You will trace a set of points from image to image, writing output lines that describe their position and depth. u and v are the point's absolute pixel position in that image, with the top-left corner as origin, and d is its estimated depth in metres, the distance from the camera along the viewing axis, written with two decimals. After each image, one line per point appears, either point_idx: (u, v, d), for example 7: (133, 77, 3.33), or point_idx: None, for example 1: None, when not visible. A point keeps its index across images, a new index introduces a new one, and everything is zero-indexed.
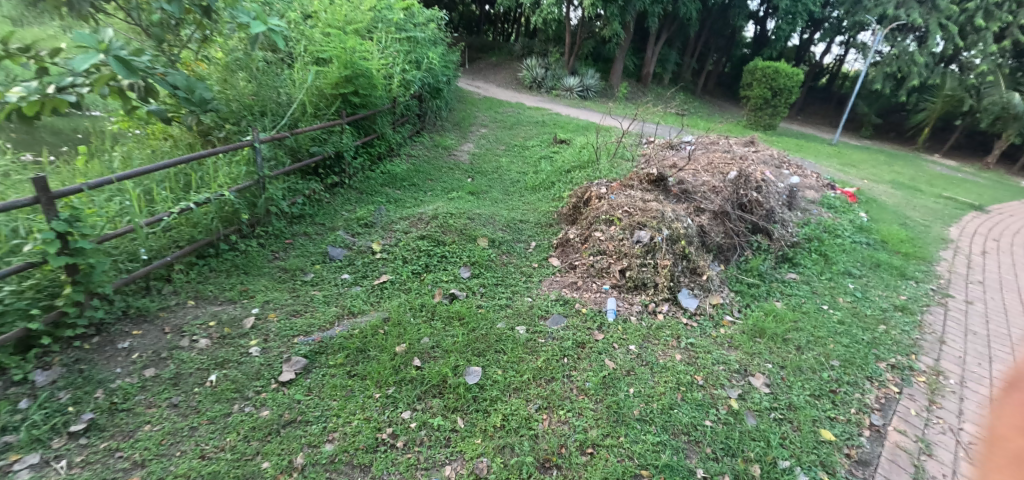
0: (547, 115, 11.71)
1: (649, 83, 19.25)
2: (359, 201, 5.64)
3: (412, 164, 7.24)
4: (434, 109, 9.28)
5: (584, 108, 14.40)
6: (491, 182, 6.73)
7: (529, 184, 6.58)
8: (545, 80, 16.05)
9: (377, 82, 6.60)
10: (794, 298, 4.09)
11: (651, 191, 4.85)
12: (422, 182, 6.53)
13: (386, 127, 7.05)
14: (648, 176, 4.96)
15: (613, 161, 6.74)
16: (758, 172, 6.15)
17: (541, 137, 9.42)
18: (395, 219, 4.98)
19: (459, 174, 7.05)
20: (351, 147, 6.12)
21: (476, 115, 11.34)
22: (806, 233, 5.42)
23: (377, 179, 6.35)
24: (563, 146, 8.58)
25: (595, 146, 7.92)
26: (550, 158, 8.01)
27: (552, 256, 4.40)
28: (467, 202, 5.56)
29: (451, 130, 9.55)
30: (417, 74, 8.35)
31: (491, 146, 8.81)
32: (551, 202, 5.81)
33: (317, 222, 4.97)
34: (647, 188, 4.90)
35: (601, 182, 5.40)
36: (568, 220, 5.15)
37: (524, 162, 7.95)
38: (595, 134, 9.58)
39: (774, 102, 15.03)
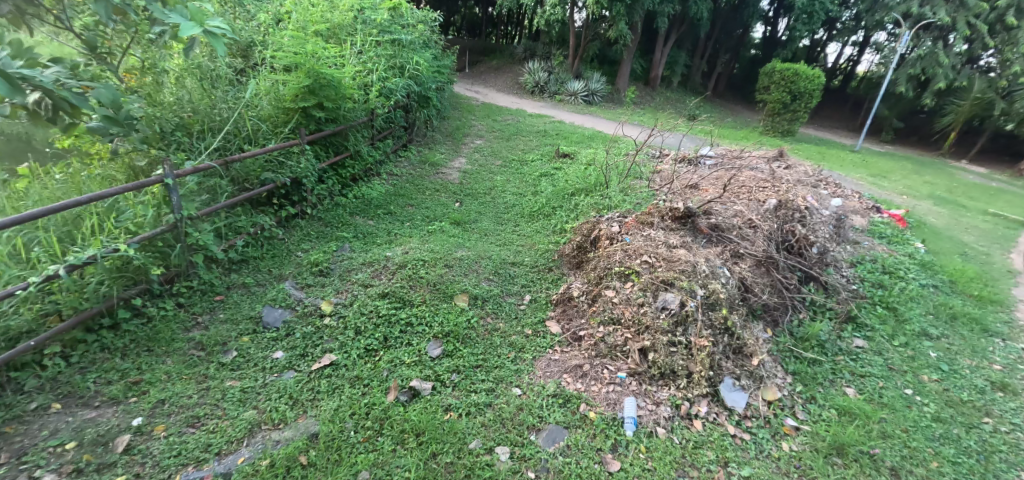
0: (550, 124, 10.76)
1: (657, 86, 18.25)
2: (321, 237, 4.71)
3: (392, 185, 6.31)
4: (422, 120, 8.35)
5: (590, 114, 13.42)
6: (480, 209, 5.77)
7: (526, 211, 5.61)
8: (548, 84, 15.09)
9: (349, 93, 5.66)
10: (867, 382, 3.12)
11: (675, 230, 3.87)
12: (399, 209, 5.58)
13: (361, 143, 6.12)
14: (671, 211, 3.97)
15: (624, 183, 5.77)
16: (798, 198, 5.15)
17: (542, 150, 8.45)
18: (357, 265, 4.03)
19: (445, 197, 6.10)
20: (316, 170, 5.19)
21: (472, 124, 10.39)
22: (864, 276, 4.41)
23: (347, 207, 5.42)
24: (567, 162, 7.61)
25: (603, 162, 6.94)
26: (551, 176, 7.03)
27: (550, 319, 3.44)
28: (448, 239, 4.59)
29: (442, 142, 8.62)
30: (402, 82, 7.42)
31: (485, 161, 7.85)
32: (552, 236, 4.85)
33: (263, 269, 4.05)
34: (670, 226, 3.92)
35: (612, 215, 4.42)
36: (571, 264, 4.18)
37: (521, 180, 6.98)
38: (601, 146, 8.61)
39: (795, 107, 13.98)
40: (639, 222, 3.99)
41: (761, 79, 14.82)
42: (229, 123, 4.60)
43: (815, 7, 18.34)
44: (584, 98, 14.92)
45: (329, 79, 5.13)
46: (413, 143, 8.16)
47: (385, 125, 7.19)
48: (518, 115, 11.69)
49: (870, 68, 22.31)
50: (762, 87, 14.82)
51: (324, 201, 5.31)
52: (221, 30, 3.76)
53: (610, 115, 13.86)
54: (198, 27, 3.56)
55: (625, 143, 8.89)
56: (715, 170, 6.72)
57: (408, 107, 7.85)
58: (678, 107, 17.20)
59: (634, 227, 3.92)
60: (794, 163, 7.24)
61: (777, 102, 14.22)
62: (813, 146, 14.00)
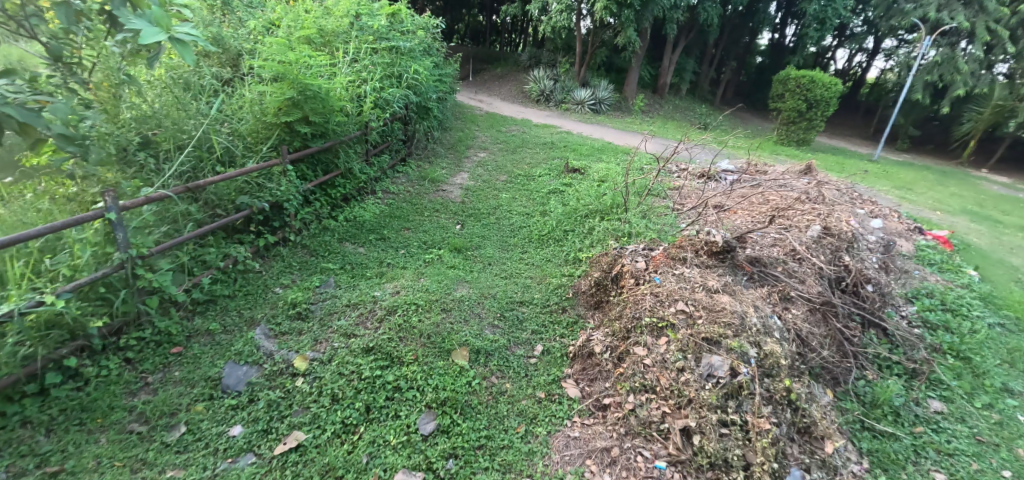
0: (556, 135, 10.23)
1: (665, 94, 17.71)
2: (304, 269, 4.18)
3: (388, 205, 5.77)
4: (422, 132, 7.83)
5: (598, 124, 12.90)
6: (483, 233, 5.20)
7: (534, 236, 5.05)
8: (554, 93, 14.61)
9: (338, 105, 5.13)
10: (957, 463, 2.53)
11: (712, 268, 3.30)
12: (393, 233, 5.03)
13: (354, 160, 5.59)
14: (707, 244, 3.41)
15: (643, 203, 5.21)
16: (842, 222, 4.56)
17: (550, 164, 7.90)
18: (339, 306, 3.47)
19: (445, 218, 5.55)
20: (301, 191, 4.66)
21: (475, 136, 9.88)
22: (926, 315, 3.82)
23: (336, 232, 4.88)
24: (577, 177, 7.04)
25: (618, 179, 6.37)
26: (561, 193, 6.47)
27: (567, 378, 2.88)
28: (445, 273, 4.03)
29: (444, 156, 8.09)
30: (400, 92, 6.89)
31: (489, 176, 7.30)
32: (564, 267, 4.29)
33: (232, 312, 3.52)
34: (706, 262, 3.35)
35: (635, 247, 3.87)
36: (590, 304, 3.62)
37: (526, 198, 6.43)
38: (613, 159, 8.05)
39: (809, 114, 13.29)
40: (669, 257, 3.42)
41: (774, 86, 14.20)
42: (201, 140, 4.08)
43: (828, 13, 17.79)
44: (591, 107, 14.41)
45: (316, 90, 4.59)
46: (412, 157, 7.63)
47: (381, 139, 6.66)
48: (523, 125, 11.18)
49: (883, 74, 21.71)
50: (776, 94, 14.23)
51: (310, 226, 4.77)
52: (191, 37, 3.24)
53: (618, 124, 13.33)
54: (163, 33, 3.04)
55: (638, 156, 8.33)
56: (741, 188, 6.14)
57: (407, 118, 7.32)
58: (688, 116, 16.65)
59: (664, 263, 3.36)
60: (825, 178, 6.65)
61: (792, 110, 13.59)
62: (830, 156, 13.40)
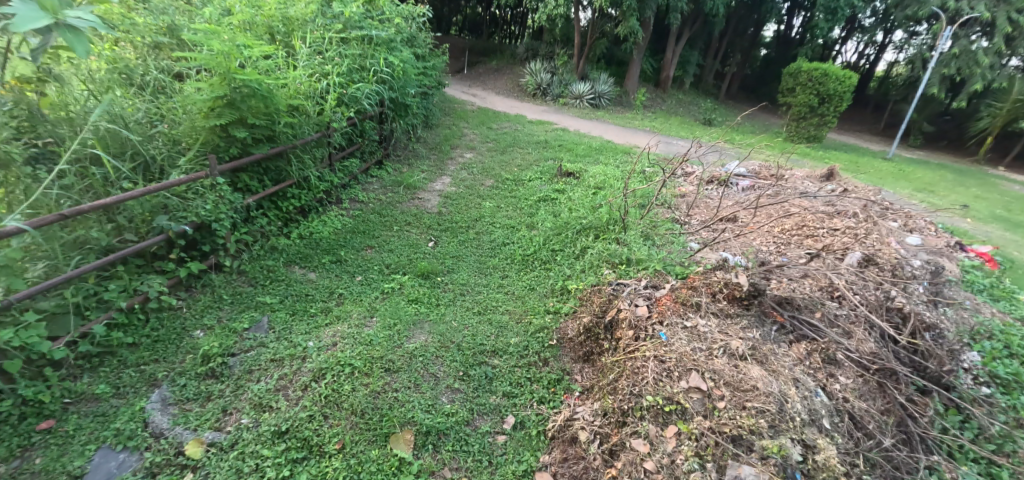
0: (551, 133, 9.46)
1: (668, 87, 16.88)
2: (236, 304, 3.48)
3: (352, 217, 5.04)
4: (402, 131, 7.09)
5: (597, 120, 12.12)
6: (458, 253, 4.47)
7: (516, 257, 4.31)
8: (551, 86, 13.82)
9: (289, 104, 4.39)
10: None
11: (737, 319, 2.63)
12: (352, 254, 4.30)
13: (313, 167, 4.85)
14: (731, 288, 2.74)
15: (646, 218, 4.47)
16: (883, 244, 3.82)
17: (542, 166, 7.14)
18: (261, 362, 2.77)
19: (415, 233, 4.81)
20: (240, 207, 3.95)
21: (464, 133, 9.12)
22: (992, 366, 3.09)
23: (284, 253, 4.17)
24: (571, 182, 6.28)
25: (616, 185, 5.61)
26: (552, 202, 5.72)
27: (545, 469, 2.23)
28: (403, 311, 3.31)
29: (425, 157, 7.35)
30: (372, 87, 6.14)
31: (474, 180, 6.55)
32: (550, 300, 3.57)
33: (131, 367, 2.83)
34: (727, 310, 2.68)
35: (639, 283, 3.17)
36: (580, 355, 2.92)
37: (511, 207, 5.68)
38: (612, 161, 7.29)
39: (821, 109, 12.46)
40: (681, 302, 2.74)
41: (784, 79, 13.36)
42: (110, 149, 3.38)
43: (840, 3, 16.88)
44: (589, 102, 13.63)
45: (255, 88, 3.85)
46: (389, 159, 6.89)
47: (351, 141, 5.92)
48: (516, 121, 10.41)
49: (896, 67, 20.81)
50: (786, 88, 13.39)
51: (252, 247, 4.07)
52: (88, 22, 2.66)
53: (618, 120, 12.55)
54: (47, 17, 2.48)
55: (640, 157, 7.56)
56: (757, 197, 5.39)
57: (383, 116, 6.56)
58: (691, 111, 15.84)
59: (677, 308, 2.69)
60: (850, 185, 5.89)
61: (803, 104, 12.77)
62: (843, 154, 12.61)
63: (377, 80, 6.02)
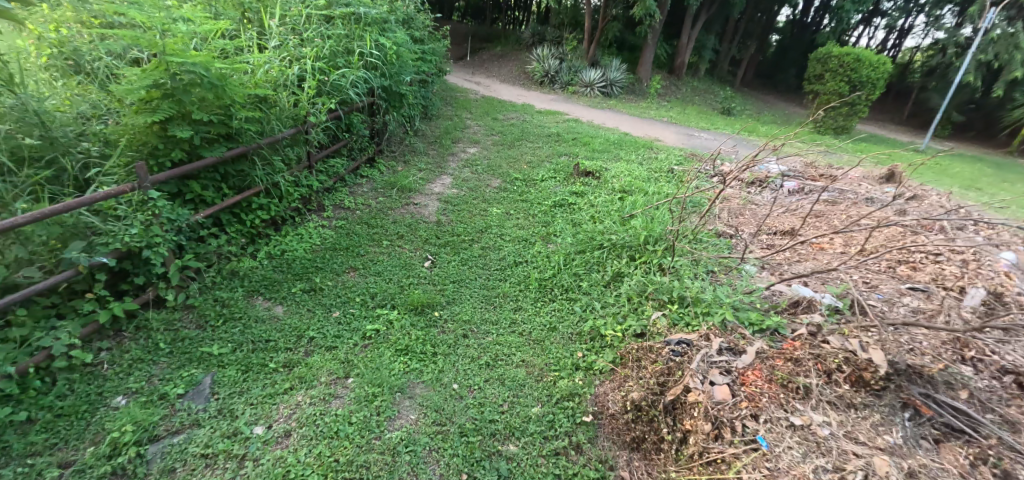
0: (562, 124, 8.60)
1: (683, 74, 15.91)
2: (175, 355, 2.75)
3: (335, 228, 4.25)
4: (397, 124, 6.26)
5: (611, 110, 11.25)
6: (458, 276, 3.68)
7: (531, 284, 3.52)
8: (560, 73, 12.90)
9: (252, 95, 3.57)
10: None
11: (870, 418, 2.13)
12: (329, 279, 3.52)
13: (287, 170, 4.05)
14: (852, 375, 2.25)
15: (690, 234, 3.65)
16: (998, 275, 3.02)
17: (555, 164, 6.30)
18: (187, 459, 2.12)
19: (408, 250, 4.01)
20: (188, 225, 3.17)
21: (466, 125, 8.26)
22: None
23: (245, 280, 3.40)
24: (590, 183, 5.45)
25: (646, 189, 4.78)
26: (570, 208, 4.90)
27: None
28: (388, 372, 2.55)
29: (423, 153, 6.52)
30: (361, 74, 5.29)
31: (478, 180, 5.73)
32: (577, 349, 2.80)
33: (16, 460, 2.12)
34: (851, 399, 2.18)
35: (710, 345, 2.50)
36: (625, 440, 2.25)
37: (522, 213, 4.86)
38: (635, 158, 6.44)
39: (852, 97, 11.51)
40: (781, 383, 2.26)
41: (812, 65, 12.45)
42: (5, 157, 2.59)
43: None
44: (600, 90, 12.73)
45: (202, 77, 3.02)
46: (382, 156, 6.07)
47: (337, 136, 5.11)
48: (523, 111, 9.55)
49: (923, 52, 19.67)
50: (813, 75, 12.43)
51: (205, 273, 3.30)
52: None
53: (632, 109, 11.67)
54: None
55: (666, 153, 6.71)
56: (812, 204, 4.57)
57: (375, 108, 5.73)
58: (708, 99, 14.89)
59: (779, 395, 2.21)
60: (918, 188, 5.03)
61: (832, 93, 11.84)
62: (875, 147, 11.69)
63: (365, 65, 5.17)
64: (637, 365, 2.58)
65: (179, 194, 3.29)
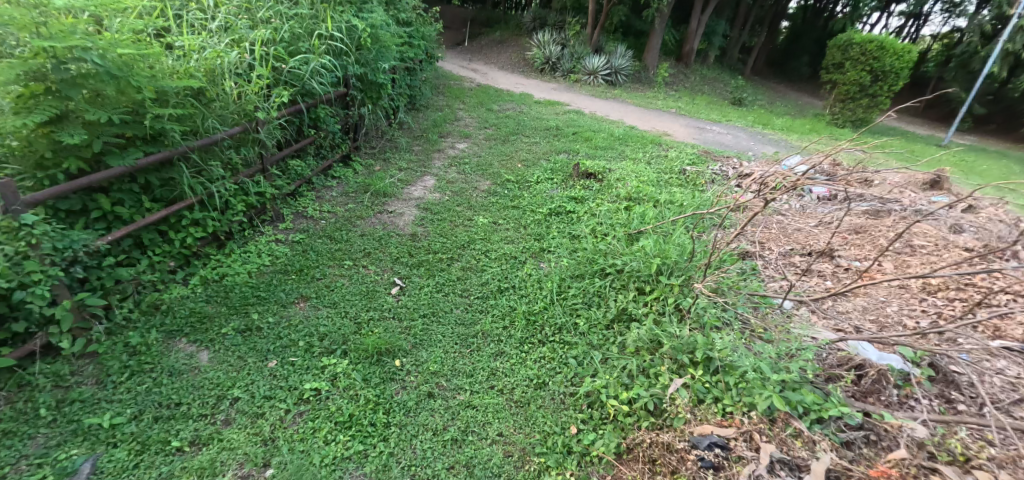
0: (563, 116, 7.90)
1: (692, 62, 15.11)
2: (59, 425, 2.15)
3: (291, 245, 3.63)
4: (376, 117, 5.59)
5: (616, 99, 10.52)
6: (430, 308, 3.05)
7: (518, 321, 2.90)
8: (562, 60, 12.15)
9: (178, 88, 2.92)
10: None
11: None
12: (271, 313, 2.91)
13: (231, 177, 3.42)
14: None
15: (711, 260, 3.01)
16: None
17: (553, 162, 5.62)
18: None
19: (373, 271, 3.39)
20: (90, 252, 2.55)
21: (457, 117, 7.55)
22: None
23: (169, 316, 2.80)
24: (591, 186, 4.78)
25: (656, 196, 4.11)
26: (568, 217, 4.25)
27: None
28: (317, 465, 2.02)
29: (406, 149, 5.86)
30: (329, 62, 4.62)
31: (465, 182, 5.07)
32: (567, 420, 2.24)
33: None
34: None
35: (757, 457, 1.90)
36: None
37: (512, 223, 4.22)
38: (642, 156, 5.76)
39: (874, 88, 10.74)
40: None
41: (830, 52, 11.64)
42: None
43: None
44: (604, 79, 11.98)
45: (97, 66, 2.35)
46: (359, 154, 5.43)
47: (302, 134, 4.45)
48: (521, 101, 8.84)
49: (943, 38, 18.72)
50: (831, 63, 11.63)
51: (116, 310, 2.69)
52: None
53: (638, 99, 10.95)
54: None
55: (676, 151, 6.03)
56: (850, 218, 3.92)
57: (349, 99, 5.06)
58: (717, 89, 14.12)
59: None
60: (969, 197, 4.36)
61: (852, 83, 11.05)
62: (897, 141, 10.94)
63: (333, 51, 4.49)
64: (648, 469, 2.00)
65: (84, 211, 2.67)
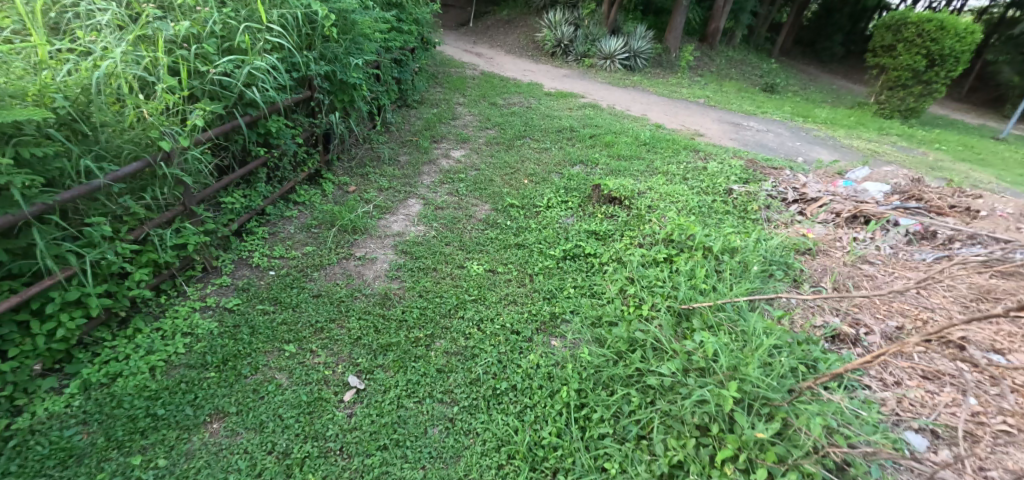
0: (577, 112, 6.83)
1: (717, 42, 13.81)
2: None
3: (218, 317, 2.74)
4: (353, 123, 4.62)
5: (637, 89, 9.41)
6: (395, 432, 2.14)
7: (518, 463, 2.00)
8: (575, 42, 10.99)
9: (23, 119, 2.00)
10: None
11: None
12: (164, 447, 2.05)
13: (132, 232, 2.52)
14: None
15: (801, 370, 2.06)
16: None
17: (567, 178, 4.62)
18: None
19: (322, 361, 2.49)
20: None
21: (455, 114, 6.51)
22: None
23: (16, 458, 1.94)
24: (616, 218, 3.78)
25: (705, 241, 3.11)
26: (588, 266, 3.27)
27: None
28: None
29: (389, 161, 4.87)
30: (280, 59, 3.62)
31: (459, 205, 4.12)
32: None
33: None
34: None
35: None
36: None
37: (516, 274, 3.26)
38: (676, 169, 4.74)
39: (928, 75, 9.65)
40: None
41: (878, 33, 10.38)
42: None
43: None
44: (622, 64, 10.81)
45: None
46: (333, 169, 4.49)
47: (249, 155, 3.51)
48: (529, 93, 7.75)
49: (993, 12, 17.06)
50: (879, 45, 10.38)
51: None
52: None
53: (660, 87, 9.82)
54: None
55: (717, 161, 4.98)
56: (967, 277, 2.94)
57: (314, 105, 4.07)
58: (745, 73, 12.84)
59: None
60: None
61: (904, 69, 9.90)
62: (952, 135, 9.77)
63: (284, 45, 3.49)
64: None
65: None
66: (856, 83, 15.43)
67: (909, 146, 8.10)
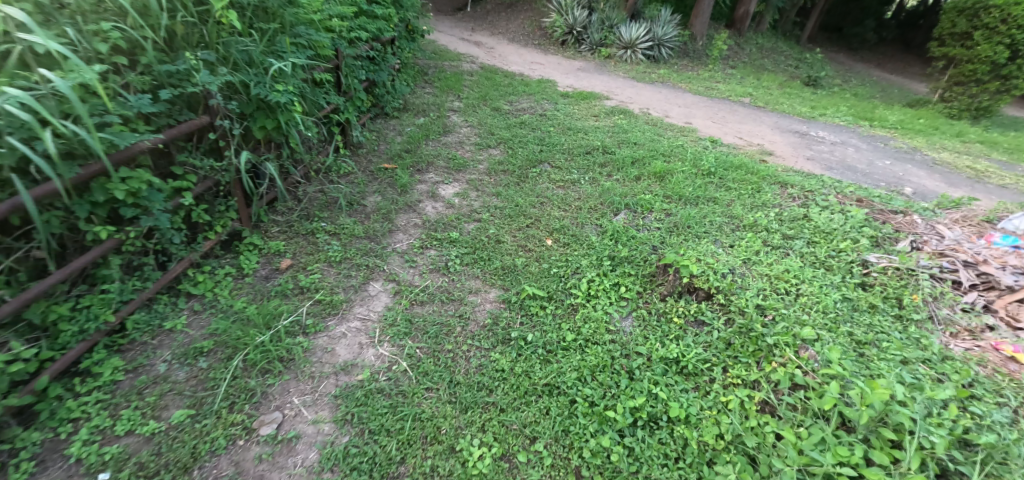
0: (605, 122, 5.31)
1: (747, 28, 12.20)
2: None
3: None
4: (294, 153, 3.10)
5: (667, 84, 7.86)
6: None
7: None
8: (589, 28, 9.38)
9: None
10: None
11: None
12: None
13: None
14: None
15: None
16: None
17: (611, 237, 3.12)
18: None
19: None
20: None
21: (447, 125, 4.97)
22: None
23: None
24: (708, 333, 2.31)
25: (913, 427, 1.65)
26: (681, 453, 1.83)
27: None
28: None
29: (349, 207, 3.34)
30: (134, 70, 2.09)
31: (449, 292, 2.63)
32: None
33: None
34: None
35: None
36: None
37: (554, 471, 1.80)
38: (767, 221, 3.26)
39: (1009, 69, 7.97)
40: None
41: (948, 17, 8.81)
42: None
43: None
44: (644, 54, 9.22)
45: None
46: (264, 225, 2.99)
47: (81, 236, 2.03)
48: (541, 94, 6.20)
49: None
50: (949, 32, 8.81)
51: None
52: None
53: (693, 82, 8.27)
54: None
55: (819, 206, 3.49)
56: None
57: (218, 136, 2.53)
58: (781, 64, 11.24)
59: None
60: None
61: (981, 61, 8.29)
62: None
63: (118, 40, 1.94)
64: None
65: None
66: (896, 74, 13.78)
67: (1007, 159, 6.61)
